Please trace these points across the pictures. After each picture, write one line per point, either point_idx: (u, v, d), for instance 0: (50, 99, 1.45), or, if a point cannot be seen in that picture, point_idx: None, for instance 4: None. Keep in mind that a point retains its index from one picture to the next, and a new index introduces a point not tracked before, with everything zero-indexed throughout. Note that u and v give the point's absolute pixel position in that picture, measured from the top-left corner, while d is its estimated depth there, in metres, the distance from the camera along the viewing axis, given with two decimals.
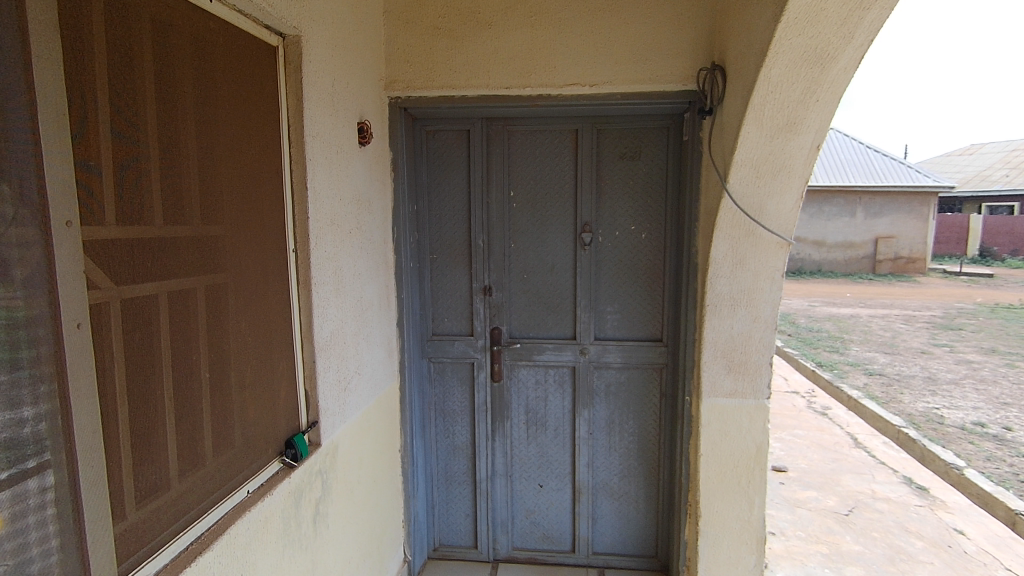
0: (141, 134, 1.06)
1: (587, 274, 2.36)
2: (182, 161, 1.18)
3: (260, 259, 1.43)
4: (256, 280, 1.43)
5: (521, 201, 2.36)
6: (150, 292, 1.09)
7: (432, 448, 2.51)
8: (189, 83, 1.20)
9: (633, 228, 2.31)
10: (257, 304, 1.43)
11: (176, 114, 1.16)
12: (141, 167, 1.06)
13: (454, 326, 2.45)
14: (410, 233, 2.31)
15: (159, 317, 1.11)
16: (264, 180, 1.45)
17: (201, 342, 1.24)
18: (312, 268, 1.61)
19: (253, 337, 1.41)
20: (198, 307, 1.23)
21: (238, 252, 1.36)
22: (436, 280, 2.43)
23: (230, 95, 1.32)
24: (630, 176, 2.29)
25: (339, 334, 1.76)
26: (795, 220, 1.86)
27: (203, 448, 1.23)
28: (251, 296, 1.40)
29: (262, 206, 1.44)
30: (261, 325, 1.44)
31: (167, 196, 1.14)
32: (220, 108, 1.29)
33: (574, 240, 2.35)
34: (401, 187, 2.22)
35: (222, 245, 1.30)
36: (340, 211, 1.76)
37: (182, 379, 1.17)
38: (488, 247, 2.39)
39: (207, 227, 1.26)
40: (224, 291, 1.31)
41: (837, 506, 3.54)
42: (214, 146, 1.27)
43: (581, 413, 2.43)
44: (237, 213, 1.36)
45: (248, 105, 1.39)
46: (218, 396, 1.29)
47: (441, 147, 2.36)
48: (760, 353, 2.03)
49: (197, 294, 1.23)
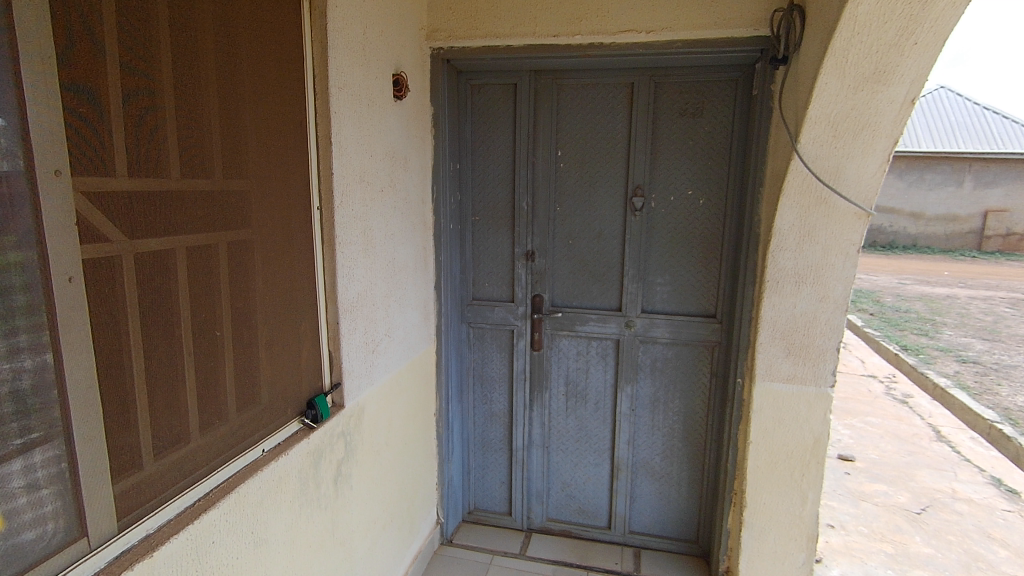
0: (155, 83, 1.02)
1: (637, 242, 2.19)
2: (202, 112, 1.14)
3: (283, 216, 1.39)
4: (280, 238, 1.39)
5: (570, 162, 2.21)
6: (166, 246, 1.07)
7: (469, 414, 2.49)
8: (208, 31, 1.14)
9: (691, 194, 2.11)
10: (281, 261, 1.40)
11: (196, 63, 1.11)
12: (155, 117, 1.03)
13: (495, 291, 2.37)
14: (451, 194, 2.23)
15: (176, 273, 1.09)
16: (288, 135, 1.39)
17: (222, 299, 1.22)
18: (337, 227, 1.55)
19: (276, 295, 1.39)
20: (219, 264, 1.21)
21: (262, 208, 1.32)
22: (477, 243, 2.35)
23: (251, 44, 1.26)
24: (689, 136, 2.08)
25: (367, 296, 1.71)
26: (877, 188, 1.62)
27: (223, 403, 1.23)
28: (274, 254, 1.37)
29: (286, 161, 1.39)
30: (285, 284, 1.41)
31: (185, 150, 1.10)
32: (241, 58, 1.23)
33: (624, 204, 2.18)
34: (444, 147, 2.13)
35: (245, 201, 1.27)
36: (371, 167, 1.69)
37: (201, 335, 1.16)
38: (533, 210, 2.27)
39: (228, 181, 1.22)
40: (248, 248, 1.29)
41: (908, 503, 3.25)
42: (236, 98, 1.23)
43: (624, 388, 2.30)
44: (261, 168, 1.32)
45: (271, 55, 1.32)
46: (239, 354, 1.28)
47: (486, 103, 2.24)
48: (826, 337, 1.82)
49: (218, 251, 1.21)
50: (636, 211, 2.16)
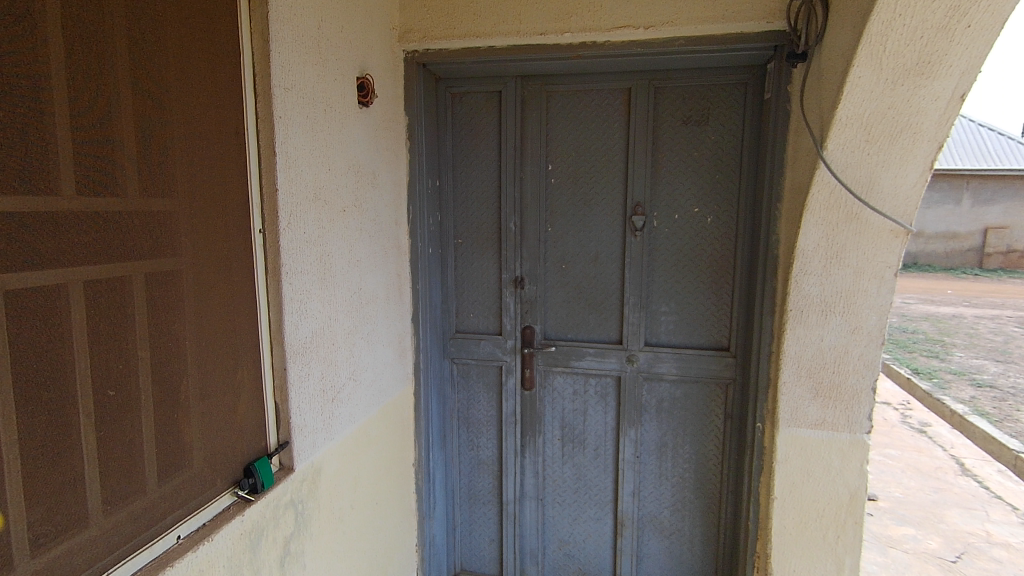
0: (41, 74, 0.80)
1: (638, 268, 1.95)
2: (112, 114, 0.91)
3: (218, 243, 1.15)
4: (215, 269, 1.14)
5: (562, 178, 1.98)
6: (54, 282, 0.83)
7: (454, 462, 2.23)
8: (118, 14, 0.92)
9: (697, 212, 1.88)
10: (215, 296, 1.15)
11: (101, 53, 0.89)
12: (43, 117, 0.80)
13: (481, 323, 2.13)
14: (430, 216, 1.99)
15: (68, 316, 0.85)
16: (225, 146, 1.15)
17: (135, 347, 0.97)
18: (282, 252, 1.28)
19: (209, 339, 1.13)
20: (132, 303, 0.96)
21: (192, 234, 1.08)
22: (460, 270, 2.11)
23: (177, 35, 1.03)
24: (694, 146, 1.86)
25: (325, 334, 1.45)
26: (916, 202, 1.37)
27: (133, 477, 0.97)
28: (208, 289, 1.13)
29: (224, 177, 1.15)
30: (220, 324, 1.16)
31: (90, 159, 0.87)
32: (164, 51, 1.01)
33: (623, 224, 1.95)
34: (421, 163, 1.91)
35: (169, 225, 1.03)
36: (330, 183, 1.45)
37: (101, 395, 0.91)
38: (522, 232, 2.03)
39: (148, 200, 0.99)
40: (172, 283, 1.04)
41: (941, 549, 2.96)
42: (158, 99, 1.00)
43: (626, 432, 2.05)
44: (193, 185, 1.08)
45: (204, 50, 1.09)
46: (158, 414, 1.02)
47: (468, 115, 2.02)
48: (859, 375, 1.56)
49: (132, 286, 0.96)
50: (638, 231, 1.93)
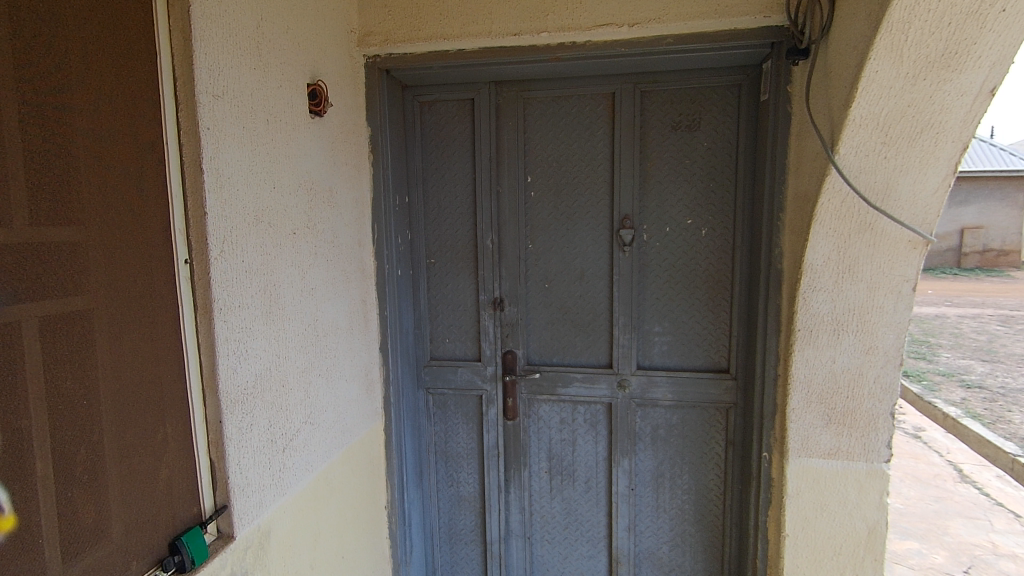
0: None
1: (628, 285, 1.79)
2: None
3: (139, 279, 0.96)
4: (135, 311, 0.95)
5: (542, 189, 1.82)
6: None
7: (433, 500, 2.04)
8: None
9: (690, 224, 1.73)
10: (135, 343, 0.95)
11: None
12: None
13: (458, 349, 1.95)
14: (399, 234, 1.81)
15: None
16: (143, 163, 0.96)
17: (19, 416, 0.78)
18: (214, 284, 1.08)
19: (126, 396, 0.94)
20: (14, 360, 0.77)
21: (101, 270, 0.89)
22: (434, 292, 1.94)
23: (79, 30, 0.84)
24: (685, 153, 1.71)
25: (274, 376, 1.26)
26: (937, 209, 1.23)
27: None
28: (125, 335, 0.93)
29: (145, 200, 0.96)
30: (141, 376, 0.97)
31: None
32: (63, 49, 0.82)
33: (610, 238, 1.79)
34: (386, 176, 1.73)
35: (71, 260, 0.84)
36: (276, 202, 1.26)
37: None
38: (500, 249, 1.86)
39: (40, 232, 0.80)
40: (75, 331, 0.85)
41: (947, 565, 2.82)
42: (54, 107, 0.81)
43: (619, 463, 1.88)
44: (104, 211, 0.89)
45: (119, 49, 0.91)
46: (52, 495, 0.83)
47: (437, 123, 1.85)
48: (876, 400, 1.41)
49: (17, 339, 0.77)
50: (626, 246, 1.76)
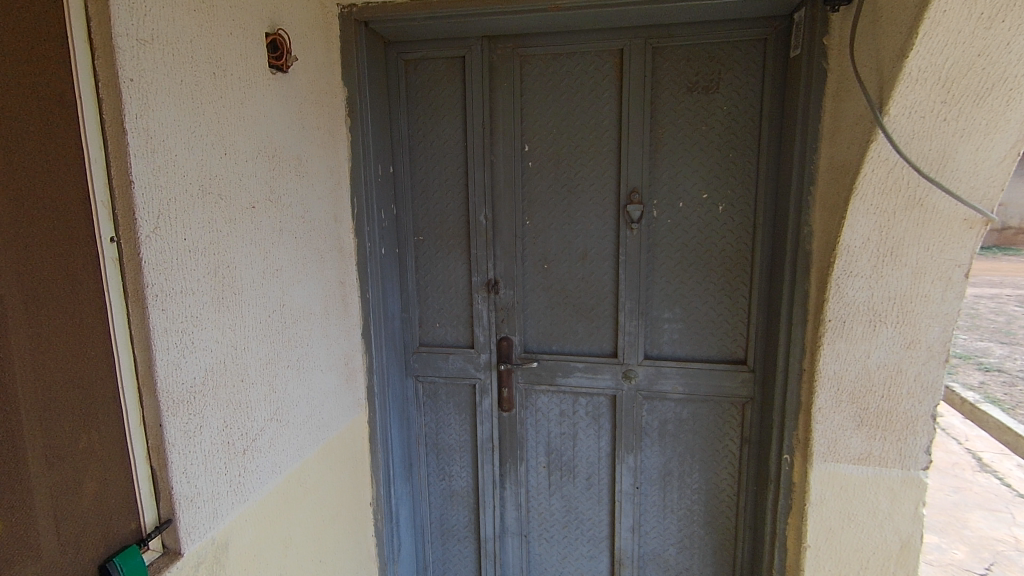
0: None
1: (636, 267, 1.61)
2: None
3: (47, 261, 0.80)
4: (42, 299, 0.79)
5: (542, 159, 1.63)
6: None
7: (423, 495, 1.91)
8: None
9: (706, 198, 1.54)
10: (44, 338, 0.80)
11: None
12: None
13: (449, 334, 1.80)
14: (382, 208, 1.64)
15: None
16: (46, 120, 0.79)
17: None
18: (147, 267, 0.92)
19: (33, 400, 0.79)
20: None
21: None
22: (423, 272, 1.78)
23: None
24: (701, 118, 1.52)
25: (229, 370, 1.10)
26: (1004, 180, 1.04)
27: None
28: (29, 329, 0.78)
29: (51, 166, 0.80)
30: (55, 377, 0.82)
31: None
32: None
33: (615, 214, 1.61)
34: (367, 144, 1.55)
35: None
36: (229, 171, 1.09)
37: None
38: (495, 226, 1.69)
39: None
40: None
41: (968, 561, 2.68)
42: None
43: (623, 460, 1.73)
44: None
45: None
46: None
47: (424, 85, 1.66)
48: (916, 401, 1.24)
49: None
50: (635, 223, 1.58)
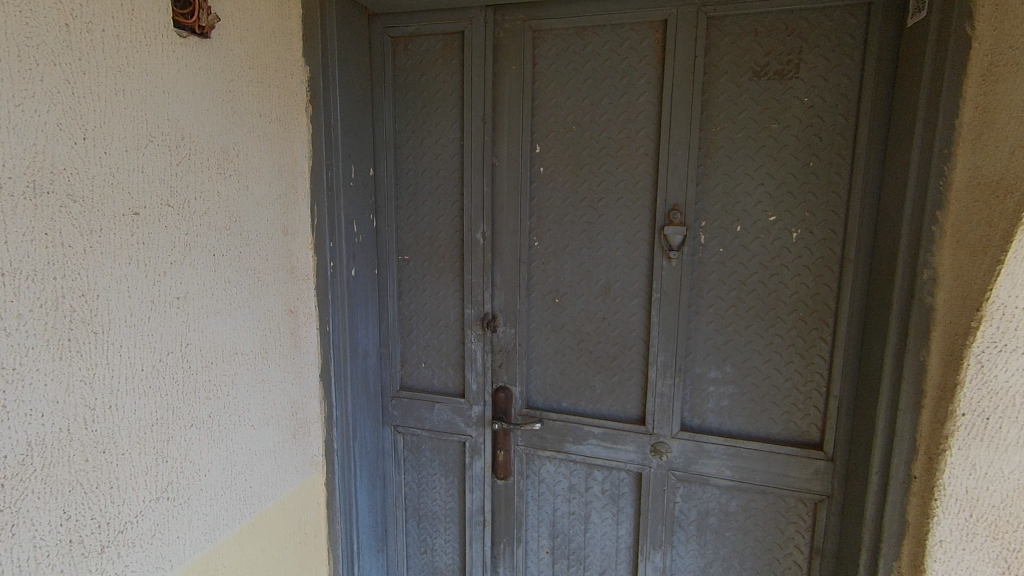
0: None
1: (674, 308, 1.21)
2: None
3: None
4: None
5: (556, 163, 1.27)
6: None
7: (401, 569, 1.57)
8: None
9: (774, 222, 1.14)
10: None
11: None
12: None
13: (437, 378, 1.46)
14: (354, 220, 1.32)
15: None
16: None
17: None
18: None
19: None
20: None
21: None
22: (408, 300, 1.45)
23: None
24: (770, 113, 1.11)
25: (77, 440, 0.79)
26: None
27: None
28: None
29: None
30: None
31: None
32: None
33: (649, 238, 1.22)
34: (335, 139, 1.23)
35: None
36: (93, 162, 0.79)
37: None
38: (495, 247, 1.34)
39: None
40: None
41: None
42: None
43: (648, 557, 1.33)
44: None
45: None
46: None
47: (415, 70, 1.35)
48: None
49: None
50: (674, 252, 1.18)
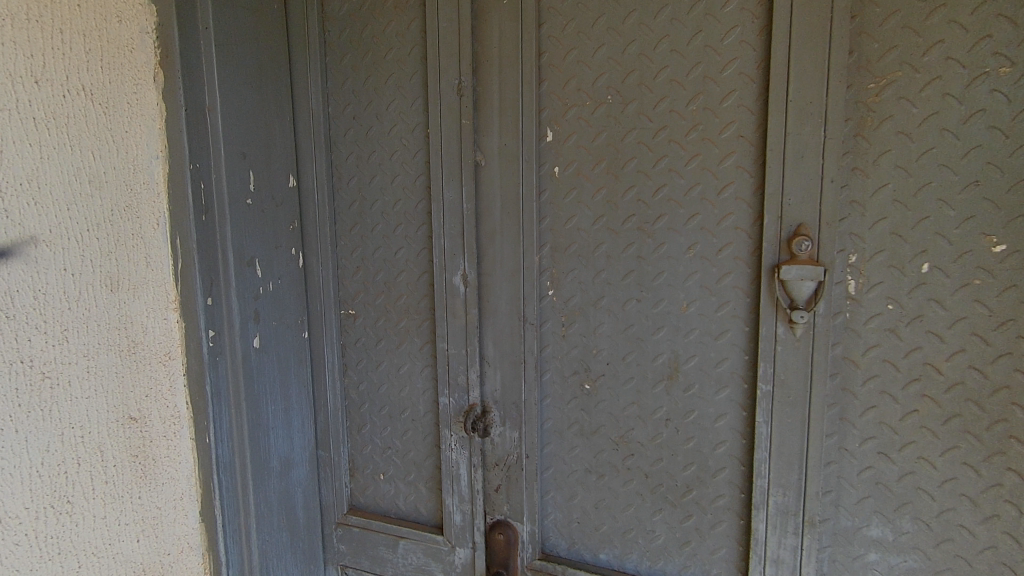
0: None
1: (799, 414, 0.65)
2: None
3: None
4: None
5: (579, 158, 0.74)
6: None
7: None
8: None
9: (1002, 258, 0.57)
10: None
11: None
12: None
13: (402, 496, 0.96)
14: (258, 259, 0.83)
15: None
16: None
17: None
18: None
19: None
20: None
21: None
22: (358, 378, 0.96)
23: None
24: (995, 44, 0.55)
25: None
26: None
27: None
28: None
29: None
30: None
31: None
32: None
33: (749, 286, 0.66)
34: (213, 126, 0.76)
35: None
36: None
37: None
38: (482, 300, 0.82)
39: None
40: None
41: None
42: None
43: None
44: None
45: None
46: None
47: (355, 20, 0.86)
48: None
49: None
50: (801, 307, 0.63)
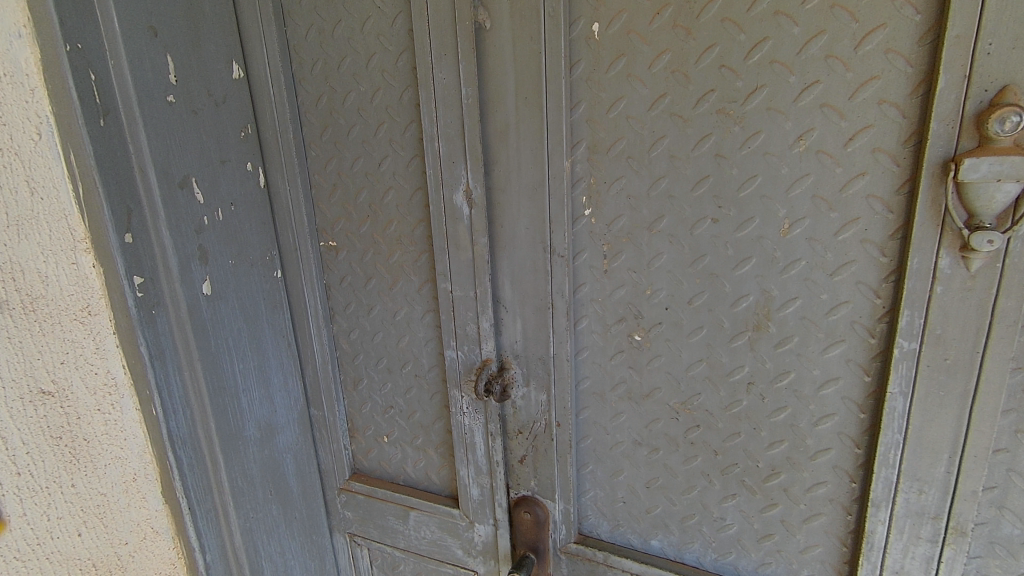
0: None
1: (961, 386, 0.45)
2: None
3: None
4: None
5: (631, 8, 0.49)
6: None
7: None
8: None
9: None
10: None
11: None
12: None
13: (409, 461, 0.81)
14: (195, 178, 0.63)
15: None
16: None
17: None
18: None
19: None
20: None
21: None
22: (348, 325, 0.78)
23: None
24: None
25: None
26: None
27: None
28: None
29: None
30: None
31: None
32: None
33: (895, 193, 0.44)
34: None
35: None
36: None
37: None
38: (492, 225, 0.61)
39: None
40: None
41: None
42: None
43: None
44: None
45: None
46: None
47: None
48: None
49: None
50: (988, 225, 0.40)
